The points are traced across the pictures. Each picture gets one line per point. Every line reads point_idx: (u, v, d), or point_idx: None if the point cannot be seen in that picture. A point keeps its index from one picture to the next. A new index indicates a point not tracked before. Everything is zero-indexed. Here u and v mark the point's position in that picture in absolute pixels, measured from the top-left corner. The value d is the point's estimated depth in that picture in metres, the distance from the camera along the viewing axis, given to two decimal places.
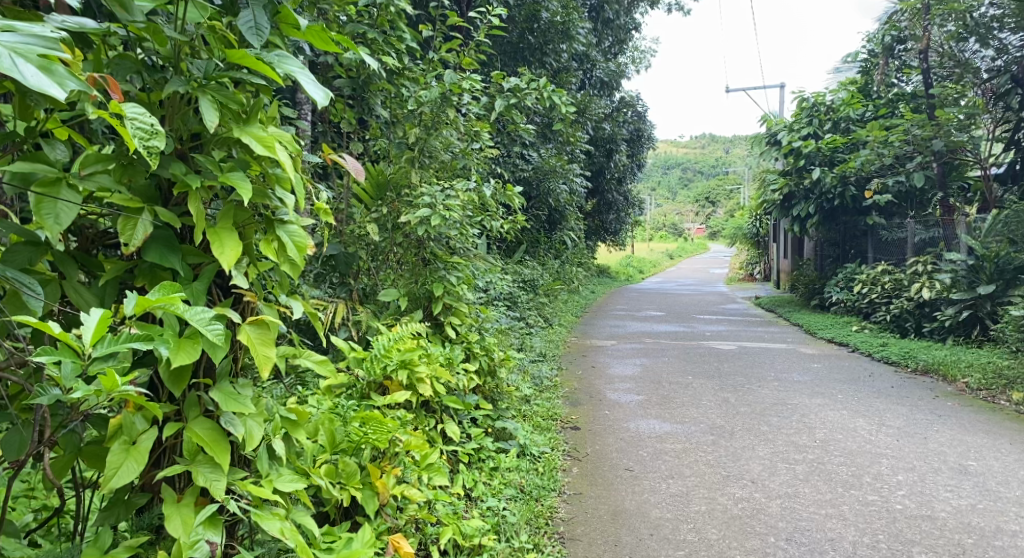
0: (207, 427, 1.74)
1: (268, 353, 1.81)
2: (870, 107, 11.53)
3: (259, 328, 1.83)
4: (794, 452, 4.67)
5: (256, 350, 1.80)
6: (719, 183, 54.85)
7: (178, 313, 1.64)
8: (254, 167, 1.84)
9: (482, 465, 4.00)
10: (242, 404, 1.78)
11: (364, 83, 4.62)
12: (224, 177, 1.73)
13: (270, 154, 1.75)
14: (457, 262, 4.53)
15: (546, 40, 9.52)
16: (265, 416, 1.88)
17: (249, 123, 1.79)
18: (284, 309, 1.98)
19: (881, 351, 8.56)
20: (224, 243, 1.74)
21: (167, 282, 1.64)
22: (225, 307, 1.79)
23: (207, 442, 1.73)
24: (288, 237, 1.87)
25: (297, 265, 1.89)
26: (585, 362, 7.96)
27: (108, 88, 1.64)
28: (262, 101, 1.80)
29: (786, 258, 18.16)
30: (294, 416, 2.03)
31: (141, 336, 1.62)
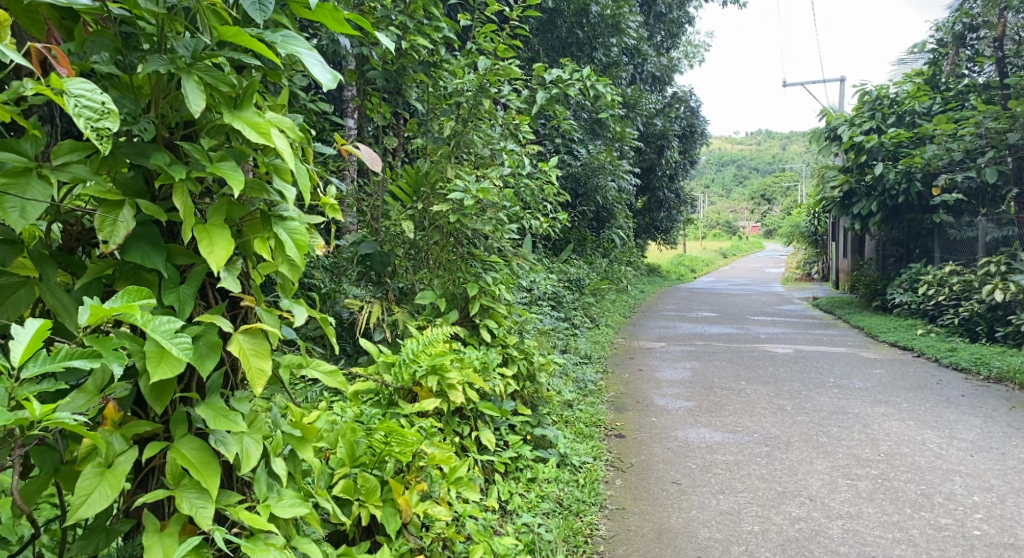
0: (195, 449, 1.62)
1: (261, 366, 1.68)
2: (938, 100, 11.01)
3: (253, 338, 1.70)
4: (856, 467, 4.36)
5: (248, 363, 1.67)
6: (776, 181, 53.78)
7: (140, 325, 1.51)
8: (252, 157, 1.68)
9: (519, 475, 3.81)
10: (233, 423, 1.64)
11: (397, 75, 4.46)
12: (213, 167, 1.58)
13: (266, 144, 1.57)
14: (495, 261, 4.32)
15: (595, 34, 9.26)
16: (263, 434, 1.73)
17: (242, 108, 1.61)
18: (286, 314, 1.83)
19: (950, 357, 8.10)
20: (214, 242, 1.58)
21: (131, 290, 1.52)
22: (215, 314, 1.66)
23: (194, 465, 1.60)
24: (288, 234, 1.70)
25: (298, 266, 1.73)
26: (632, 365, 7.70)
27: (59, 64, 1.51)
28: (258, 82, 1.62)
29: (845, 258, 17.58)
30: (299, 432, 1.88)
31: (89, 352, 1.49)
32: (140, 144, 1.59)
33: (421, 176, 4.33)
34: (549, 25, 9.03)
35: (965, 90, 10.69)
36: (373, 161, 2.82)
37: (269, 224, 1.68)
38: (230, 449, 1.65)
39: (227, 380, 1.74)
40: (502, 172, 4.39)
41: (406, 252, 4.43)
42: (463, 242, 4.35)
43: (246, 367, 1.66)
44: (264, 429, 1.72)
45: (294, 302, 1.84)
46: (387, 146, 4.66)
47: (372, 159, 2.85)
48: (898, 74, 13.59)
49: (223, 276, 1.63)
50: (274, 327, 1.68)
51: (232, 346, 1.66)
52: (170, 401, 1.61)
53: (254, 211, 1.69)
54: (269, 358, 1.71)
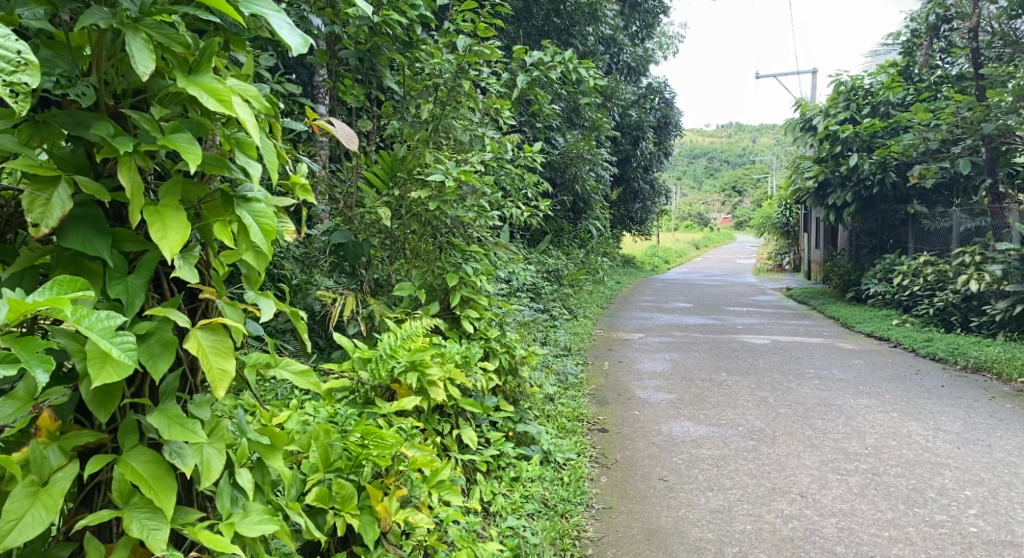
0: (146, 462, 1.46)
1: (222, 367, 1.50)
2: (912, 90, 10.99)
3: (213, 334, 1.52)
4: (845, 461, 4.26)
5: (208, 362, 1.48)
6: (747, 173, 54.10)
7: (73, 322, 1.34)
8: (212, 130, 1.50)
9: (501, 474, 3.66)
10: (189, 431, 1.47)
11: (372, 55, 4.29)
12: (165, 139, 1.40)
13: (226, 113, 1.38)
14: (476, 251, 4.15)
15: (572, 21, 9.11)
16: (226, 443, 1.58)
17: (200, 72, 1.43)
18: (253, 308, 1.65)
19: (927, 347, 8.07)
20: (166, 226, 1.40)
21: (63, 280, 1.34)
22: (169, 308, 1.49)
23: (145, 482, 1.45)
24: (253, 218, 1.52)
25: (264, 253, 1.55)
26: (612, 357, 7.57)
27: None
28: (219, 43, 1.44)
29: (817, 249, 17.62)
30: (268, 439, 1.72)
31: (10, 357, 1.32)
32: (79, 113, 1.42)
33: (398, 161, 4.23)
34: (525, 13, 8.86)
35: (939, 81, 10.69)
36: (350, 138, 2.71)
37: (231, 205, 1.50)
38: (186, 462, 1.50)
39: (184, 383, 1.58)
40: (482, 157, 4.22)
41: (381, 241, 4.28)
42: (442, 231, 4.17)
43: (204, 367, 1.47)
44: (226, 438, 1.57)
45: (262, 295, 1.66)
46: (362, 130, 4.47)
47: (349, 137, 2.72)
48: (871, 65, 13.63)
49: (177, 264, 1.44)
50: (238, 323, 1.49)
51: (190, 343, 1.48)
52: (116, 408, 1.45)
53: (214, 191, 1.50)
54: (232, 357, 1.53)
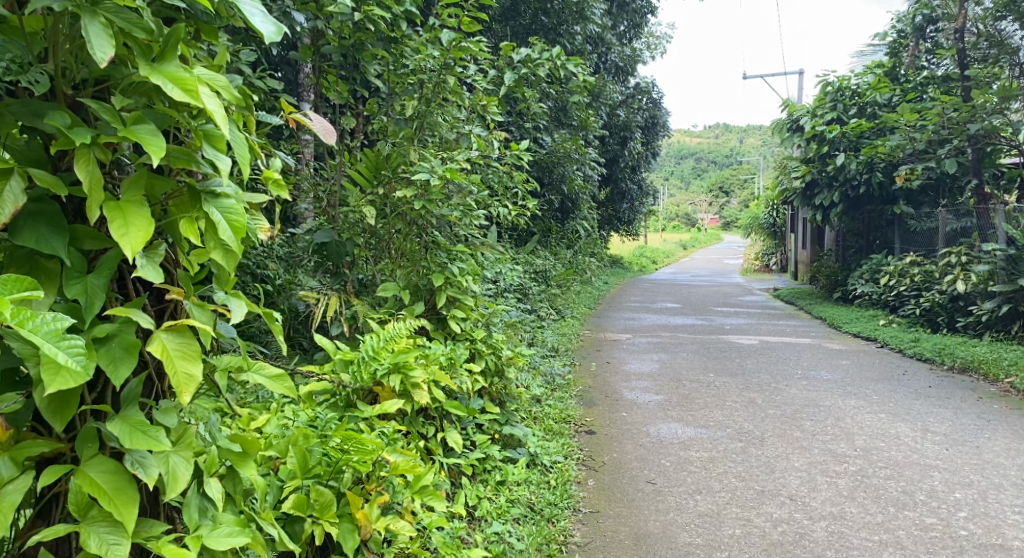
0: (106, 474, 1.43)
1: (188, 371, 1.44)
2: (897, 91, 11.01)
3: (180, 338, 1.46)
4: (834, 463, 4.22)
5: (173, 366, 1.43)
6: (734, 173, 54.37)
7: (21, 327, 1.27)
8: (178, 120, 1.44)
9: (487, 478, 3.60)
10: (152, 440, 1.44)
11: (356, 50, 4.18)
12: (126, 131, 1.34)
13: (192, 102, 1.32)
14: (462, 250, 4.08)
15: (560, 20, 9.06)
16: (193, 452, 1.54)
17: (164, 58, 1.37)
18: (224, 310, 1.60)
19: (914, 347, 8.07)
20: (128, 223, 1.35)
21: (13, 280, 1.28)
22: (131, 310, 1.43)
23: (104, 493, 1.41)
24: (221, 214, 1.46)
25: (234, 252, 1.49)
26: (600, 358, 7.52)
27: None
28: (185, 29, 1.37)
29: (803, 248, 17.64)
30: (240, 448, 1.70)
31: None
32: (34, 102, 1.37)
33: (383, 159, 4.14)
34: (513, 12, 8.82)
35: (925, 81, 10.70)
36: (327, 133, 2.63)
37: (199, 202, 1.45)
38: (150, 472, 1.46)
39: (150, 388, 1.55)
40: (469, 155, 4.15)
41: (366, 241, 4.21)
42: (427, 231, 4.10)
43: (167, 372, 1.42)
44: (194, 445, 1.55)
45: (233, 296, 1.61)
46: (345, 127, 4.39)
47: (325, 131, 2.65)
48: (858, 66, 13.65)
49: (140, 264, 1.39)
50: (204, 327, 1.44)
51: (154, 347, 1.44)
52: (73, 416, 1.41)
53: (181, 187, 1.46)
54: (198, 361, 1.48)
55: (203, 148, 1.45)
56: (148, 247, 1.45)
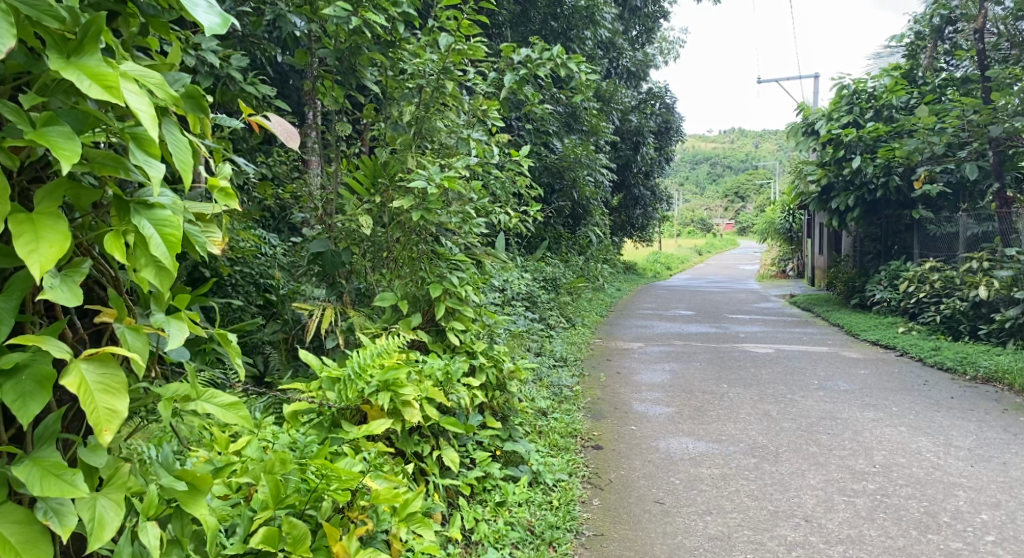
0: (16, 524, 1.49)
1: (103, 402, 1.52)
2: (915, 94, 10.78)
3: (100, 369, 1.55)
4: (851, 481, 4.02)
5: (87, 397, 1.50)
6: (749, 177, 54.10)
7: None
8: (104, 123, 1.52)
9: (486, 499, 3.45)
10: (67, 484, 1.53)
11: (351, 54, 4.03)
12: (36, 134, 1.41)
13: (111, 97, 1.41)
14: (461, 260, 3.93)
15: (569, 25, 8.91)
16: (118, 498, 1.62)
17: (84, 54, 1.45)
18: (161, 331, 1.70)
19: (934, 356, 7.83)
20: (39, 238, 1.44)
21: None
22: (43, 339, 1.51)
23: (12, 548, 1.47)
24: (153, 227, 1.57)
25: (168, 269, 1.59)
26: (610, 368, 7.34)
27: None
28: (102, 20, 1.45)
29: (821, 254, 17.34)
30: (184, 488, 1.77)
31: None
32: None
33: (380, 166, 3.99)
34: (523, 18, 8.68)
35: (943, 83, 10.50)
36: (290, 137, 2.53)
37: (129, 215, 1.56)
38: (64, 522, 1.54)
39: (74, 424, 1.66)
40: (468, 161, 3.99)
41: (364, 250, 4.06)
42: (427, 239, 3.94)
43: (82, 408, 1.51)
44: (121, 491, 1.62)
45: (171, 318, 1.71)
46: (341, 133, 4.25)
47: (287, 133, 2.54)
48: (875, 68, 13.38)
49: (53, 285, 1.50)
50: (127, 359, 1.54)
51: (71, 378, 1.51)
52: None
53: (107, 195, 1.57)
54: (122, 392, 1.56)
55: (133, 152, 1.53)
56: (70, 266, 1.56)
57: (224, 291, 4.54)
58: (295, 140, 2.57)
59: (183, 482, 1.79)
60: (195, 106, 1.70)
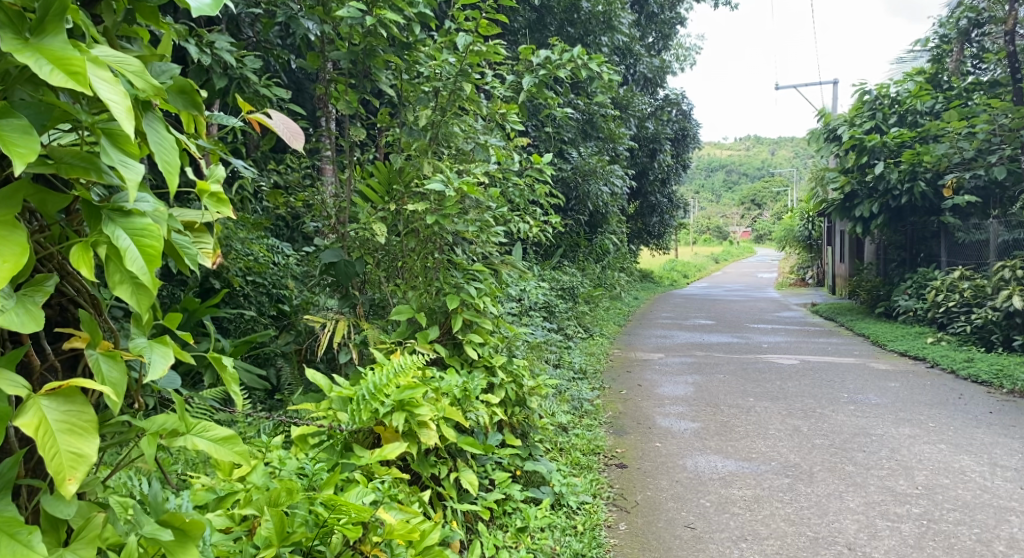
0: None
1: (62, 443, 1.40)
2: (941, 99, 10.46)
3: (63, 406, 1.43)
4: (894, 504, 3.80)
5: (46, 440, 1.39)
6: (766, 185, 53.85)
7: None
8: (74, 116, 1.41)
9: (507, 523, 3.27)
10: (21, 545, 1.37)
11: (366, 56, 3.84)
12: None
13: (77, 85, 1.30)
14: (479, 270, 3.71)
15: (586, 31, 8.75)
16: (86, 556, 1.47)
17: (47, 35, 1.33)
18: (138, 357, 1.58)
19: (968, 368, 7.56)
20: None
21: None
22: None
23: None
24: (130, 237, 1.46)
25: (146, 287, 1.48)
26: (630, 380, 7.12)
27: None
28: None
29: (842, 262, 17.03)
30: (171, 536, 1.63)
31: None
32: None
33: (395, 173, 3.85)
34: (539, 24, 8.53)
35: (969, 88, 10.29)
36: (294, 137, 2.39)
37: (103, 225, 1.44)
38: None
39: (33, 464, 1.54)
40: (487, 167, 3.84)
41: (379, 260, 3.92)
42: (443, 247, 3.78)
43: (43, 456, 1.38)
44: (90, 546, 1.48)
45: (149, 344, 1.60)
46: (354, 138, 4.09)
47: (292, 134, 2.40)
48: (898, 73, 13.12)
49: (10, 304, 1.38)
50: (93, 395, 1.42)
51: (30, 417, 1.40)
52: None
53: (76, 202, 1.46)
54: (88, 432, 1.44)
55: (109, 152, 1.41)
56: (33, 283, 1.45)
57: (235, 302, 4.45)
58: (298, 139, 2.41)
59: (170, 528, 1.66)
60: (181, 103, 1.60)
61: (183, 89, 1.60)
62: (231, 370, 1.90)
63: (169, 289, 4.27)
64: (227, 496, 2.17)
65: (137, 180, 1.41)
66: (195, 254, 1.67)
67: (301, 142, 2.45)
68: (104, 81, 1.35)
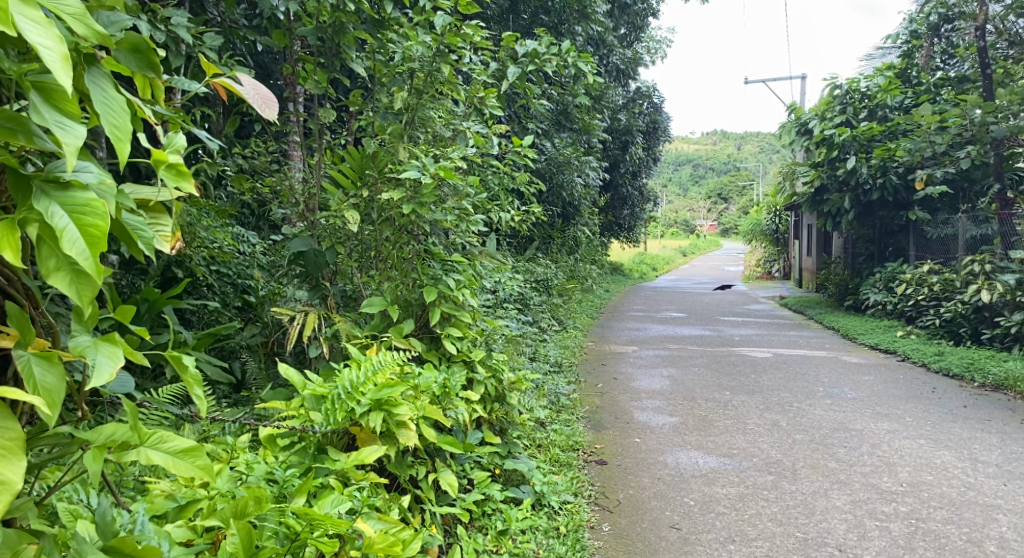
0: None
1: None
2: (909, 94, 10.45)
3: None
4: (881, 503, 3.71)
5: None
6: (732, 178, 54.21)
7: None
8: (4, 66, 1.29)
9: (487, 526, 3.12)
10: None
11: (335, 33, 3.65)
12: None
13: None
14: (457, 260, 3.56)
15: (561, 19, 8.59)
16: None
17: None
18: (80, 356, 1.43)
19: (939, 361, 7.55)
20: None
21: None
22: None
23: None
24: (69, 216, 1.31)
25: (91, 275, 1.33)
26: (605, 373, 7.00)
27: None
28: None
29: (809, 255, 17.07)
30: None
31: None
32: None
33: (368, 158, 3.66)
34: (512, 13, 8.35)
35: (939, 83, 10.24)
36: (266, 104, 2.08)
37: (36, 201, 1.31)
38: None
39: None
40: (465, 153, 3.67)
41: (351, 249, 3.73)
42: (418, 237, 3.60)
43: None
44: None
45: (97, 341, 1.45)
46: (324, 122, 3.89)
47: (267, 100, 2.12)
48: (867, 68, 13.14)
49: None
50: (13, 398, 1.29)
51: None
52: None
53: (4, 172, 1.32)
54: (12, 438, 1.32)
55: (41, 111, 1.29)
56: None
57: (198, 293, 4.23)
58: (271, 107, 2.07)
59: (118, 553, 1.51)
60: (134, 63, 1.49)
61: (136, 47, 1.49)
62: (192, 371, 1.74)
63: (128, 278, 4.05)
64: (189, 505, 1.97)
65: (77, 145, 1.30)
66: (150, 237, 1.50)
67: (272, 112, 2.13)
68: (36, 25, 1.23)
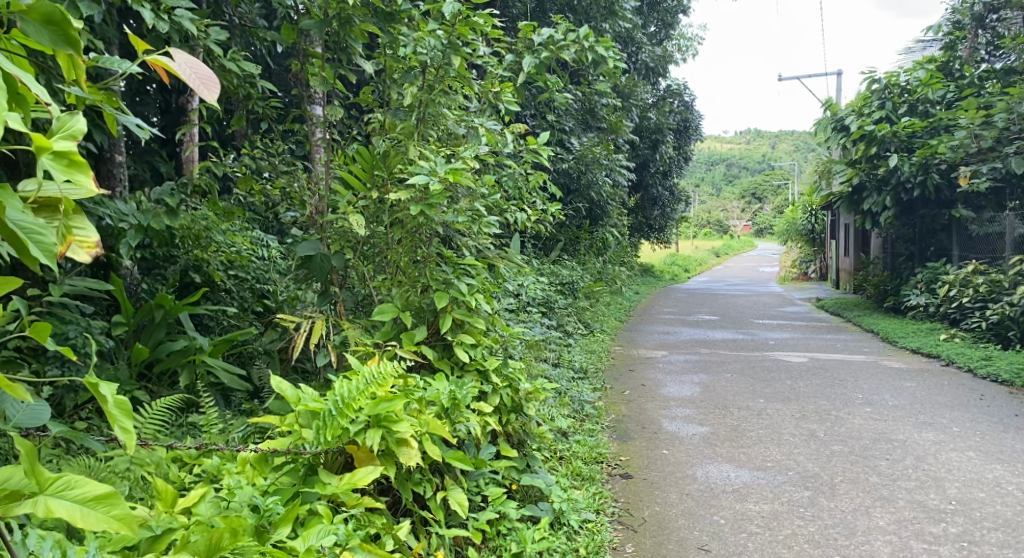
0: None
1: None
2: (952, 87, 9.84)
3: None
4: (929, 523, 3.45)
5: None
6: (766, 178, 53.40)
7: None
8: None
9: (502, 548, 2.92)
10: None
11: (341, 25, 3.46)
12: None
13: None
14: (471, 264, 3.36)
15: (588, 17, 8.36)
16: None
17: None
18: None
19: (986, 367, 7.19)
20: None
21: None
22: None
23: None
24: None
25: None
26: (633, 380, 6.76)
27: None
28: None
29: (847, 256, 16.60)
30: None
31: None
32: None
33: (378, 158, 3.46)
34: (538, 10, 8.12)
35: (982, 75, 9.69)
36: (204, 83, 1.84)
37: None
38: None
39: None
40: (479, 151, 3.46)
41: (363, 253, 3.54)
42: (430, 240, 3.41)
43: None
44: None
45: None
46: (332, 120, 3.71)
47: (207, 78, 1.88)
48: (908, 63, 12.69)
49: None
50: None
51: None
52: None
53: None
54: None
55: None
56: None
57: (216, 296, 4.04)
58: (207, 86, 1.83)
59: None
60: (47, 35, 1.64)
61: (49, 20, 1.64)
62: (113, 403, 1.75)
63: (149, 283, 3.87)
64: (162, 536, 1.88)
65: None
66: (47, 240, 1.62)
67: (219, 93, 1.88)
68: None
